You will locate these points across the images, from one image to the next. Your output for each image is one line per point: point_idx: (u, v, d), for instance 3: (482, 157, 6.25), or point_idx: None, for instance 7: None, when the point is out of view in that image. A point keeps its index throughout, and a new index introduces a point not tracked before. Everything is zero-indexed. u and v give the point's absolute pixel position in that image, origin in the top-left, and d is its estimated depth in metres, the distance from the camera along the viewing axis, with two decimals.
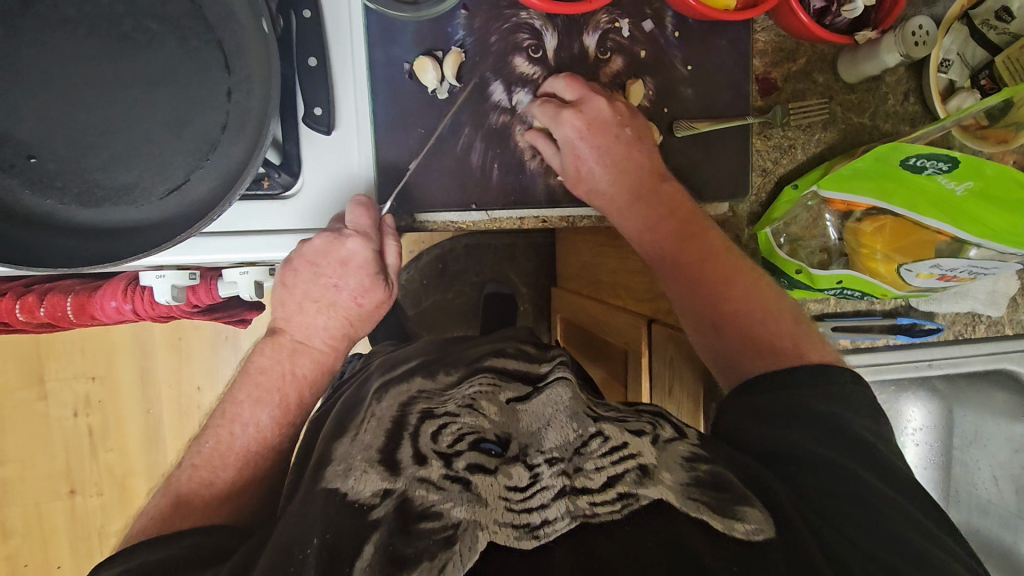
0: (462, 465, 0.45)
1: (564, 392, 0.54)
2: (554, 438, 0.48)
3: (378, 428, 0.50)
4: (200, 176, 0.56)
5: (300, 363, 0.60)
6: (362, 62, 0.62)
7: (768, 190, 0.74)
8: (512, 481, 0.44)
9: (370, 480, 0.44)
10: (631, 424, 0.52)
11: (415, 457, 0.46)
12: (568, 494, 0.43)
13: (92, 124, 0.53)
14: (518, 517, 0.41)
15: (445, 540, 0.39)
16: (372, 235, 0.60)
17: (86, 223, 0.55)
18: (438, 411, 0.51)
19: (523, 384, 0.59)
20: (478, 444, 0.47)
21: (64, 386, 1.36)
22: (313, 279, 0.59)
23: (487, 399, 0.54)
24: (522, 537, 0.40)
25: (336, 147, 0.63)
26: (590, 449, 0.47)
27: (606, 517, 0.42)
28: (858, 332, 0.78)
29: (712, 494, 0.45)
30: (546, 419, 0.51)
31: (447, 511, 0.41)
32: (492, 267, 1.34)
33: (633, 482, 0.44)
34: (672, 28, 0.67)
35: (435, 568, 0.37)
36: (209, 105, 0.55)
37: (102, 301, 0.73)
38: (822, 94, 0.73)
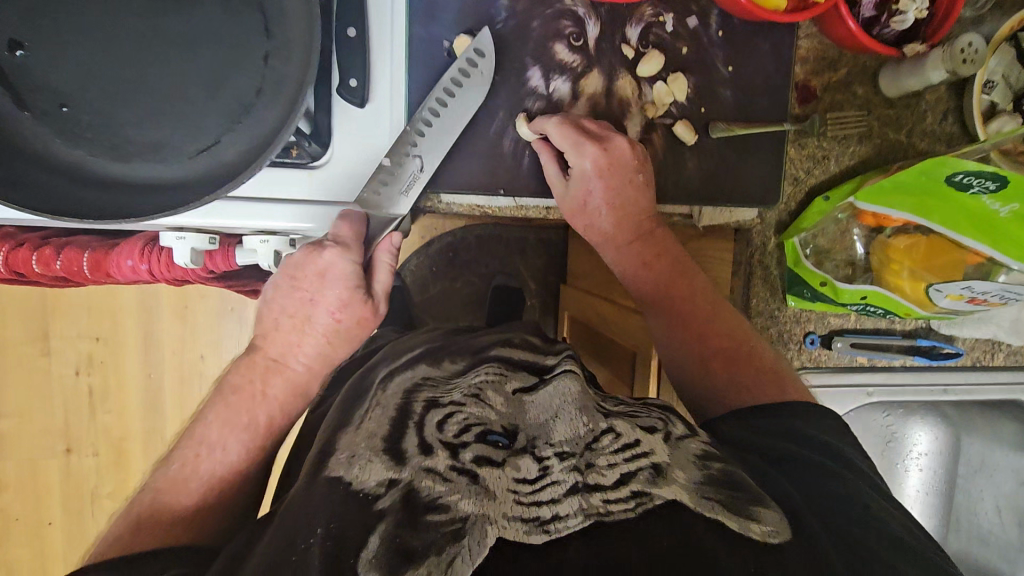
0: (468, 457, 0.45)
1: (572, 384, 0.54)
2: (564, 431, 0.48)
3: (383, 416, 0.50)
4: (231, 138, 0.55)
5: (274, 385, 0.59)
6: (401, 38, 0.62)
7: (798, 200, 0.73)
8: (520, 473, 0.44)
9: (375, 470, 0.44)
10: (641, 421, 0.52)
11: (422, 446, 0.46)
12: (580, 491, 0.42)
13: (128, 78, 0.53)
14: (526, 511, 0.41)
15: (452, 533, 0.39)
16: (354, 246, 0.59)
17: (114, 177, 0.54)
18: (444, 402, 0.51)
19: (531, 375, 0.58)
20: (485, 435, 0.47)
21: (68, 345, 1.36)
22: (291, 292, 0.59)
23: (494, 389, 0.54)
24: (532, 531, 0.40)
25: (369, 121, 0.62)
26: (601, 445, 0.47)
27: (620, 516, 0.41)
28: (875, 351, 0.77)
29: (726, 494, 0.45)
30: (555, 410, 0.51)
31: (455, 504, 0.41)
32: (502, 260, 1.33)
33: (646, 480, 0.44)
34: (717, 27, 0.66)
35: (441, 563, 0.37)
36: (247, 68, 0.55)
37: (119, 259, 0.73)
38: (860, 107, 0.72)
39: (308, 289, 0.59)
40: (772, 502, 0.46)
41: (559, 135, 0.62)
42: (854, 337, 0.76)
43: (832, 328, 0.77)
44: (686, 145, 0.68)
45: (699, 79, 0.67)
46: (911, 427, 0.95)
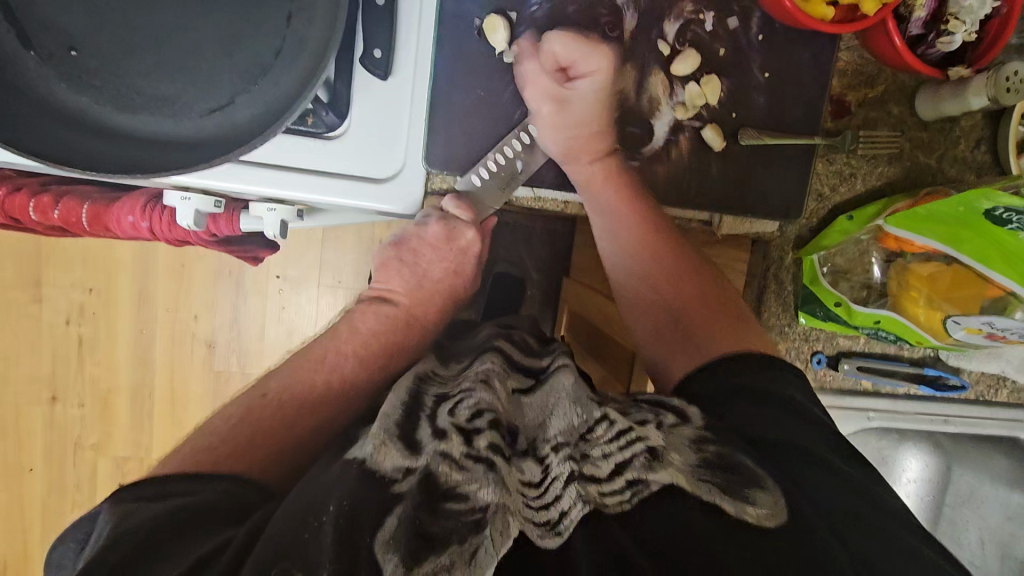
0: (483, 444, 0.44)
1: (567, 378, 0.54)
2: (558, 424, 0.49)
3: (394, 398, 0.49)
4: (245, 100, 0.53)
5: (406, 336, 0.64)
6: (430, 11, 0.59)
7: (820, 217, 0.71)
8: (526, 476, 0.45)
9: (391, 454, 0.43)
10: (632, 411, 0.52)
11: (435, 431, 0.45)
12: (577, 480, 0.44)
13: (144, 27, 0.51)
14: (536, 513, 0.42)
15: (473, 524, 0.40)
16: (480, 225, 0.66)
17: (120, 129, 0.52)
18: (454, 391, 0.50)
19: (527, 375, 0.57)
20: (496, 423, 0.46)
21: (61, 293, 1.34)
22: (436, 258, 0.66)
23: (499, 378, 0.53)
24: (545, 535, 0.41)
25: (389, 95, 0.59)
26: (597, 435, 0.48)
27: (615, 507, 0.44)
28: (880, 376, 0.76)
29: (720, 476, 0.45)
30: (550, 409, 0.51)
31: (474, 493, 0.41)
32: (508, 248, 1.31)
33: (642, 466, 0.45)
34: (756, 30, 0.64)
35: (464, 553, 0.38)
36: (268, 28, 0.52)
37: (119, 214, 0.71)
38: (894, 127, 0.70)
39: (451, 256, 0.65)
40: (768, 482, 0.46)
41: (592, 55, 0.61)
42: (861, 360, 0.75)
43: (840, 349, 0.76)
44: (713, 150, 0.66)
45: (733, 81, 0.65)
46: (904, 452, 0.95)
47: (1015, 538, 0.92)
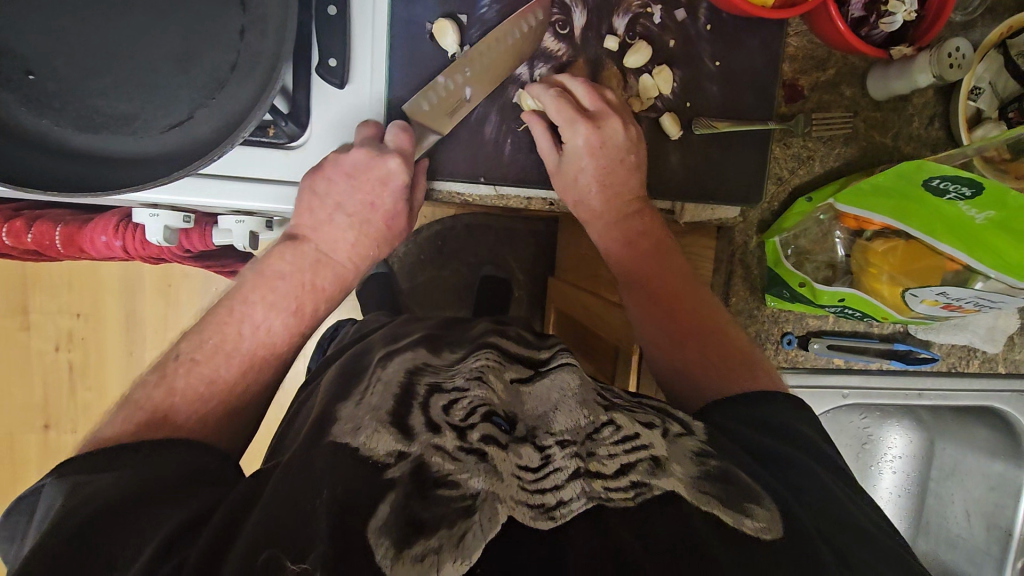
0: (476, 437, 0.44)
1: (570, 378, 0.54)
2: (563, 421, 0.48)
3: (385, 391, 0.50)
4: (205, 114, 0.54)
5: (322, 277, 0.61)
6: (381, 17, 0.60)
7: (781, 199, 0.73)
8: (523, 460, 0.44)
9: (382, 439, 0.44)
10: (640, 416, 0.52)
11: (428, 424, 0.45)
12: (583, 477, 0.43)
13: (100, 48, 0.52)
14: (532, 497, 0.42)
15: (463, 510, 0.39)
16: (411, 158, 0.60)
17: (83, 149, 0.53)
18: (448, 385, 0.51)
19: (525, 367, 0.58)
20: (491, 415, 0.47)
21: (48, 319, 1.34)
22: (350, 192, 0.59)
23: (494, 373, 0.53)
24: (538, 517, 0.40)
25: (348, 103, 0.61)
26: (602, 436, 0.47)
27: (619, 504, 0.42)
28: (852, 353, 0.78)
29: (720, 489, 0.46)
30: (553, 403, 0.50)
31: (465, 481, 0.41)
32: (491, 250, 1.32)
33: (646, 471, 0.45)
34: (705, 21, 0.66)
35: (453, 537, 0.38)
36: (222, 42, 0.53)
37: (92, 234, 0.71)
38: (847, 108, 0.71)
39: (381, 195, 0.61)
40: (766, 499, 0.47)
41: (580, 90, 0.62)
42: (831, 339, 0.77)
43: (810, 329, 0.77)
44: (669, 138, 0.68)
45: (684, 72, 0.66)
46: (886, 428, 0.96)
47: (998, 509, 0.89)
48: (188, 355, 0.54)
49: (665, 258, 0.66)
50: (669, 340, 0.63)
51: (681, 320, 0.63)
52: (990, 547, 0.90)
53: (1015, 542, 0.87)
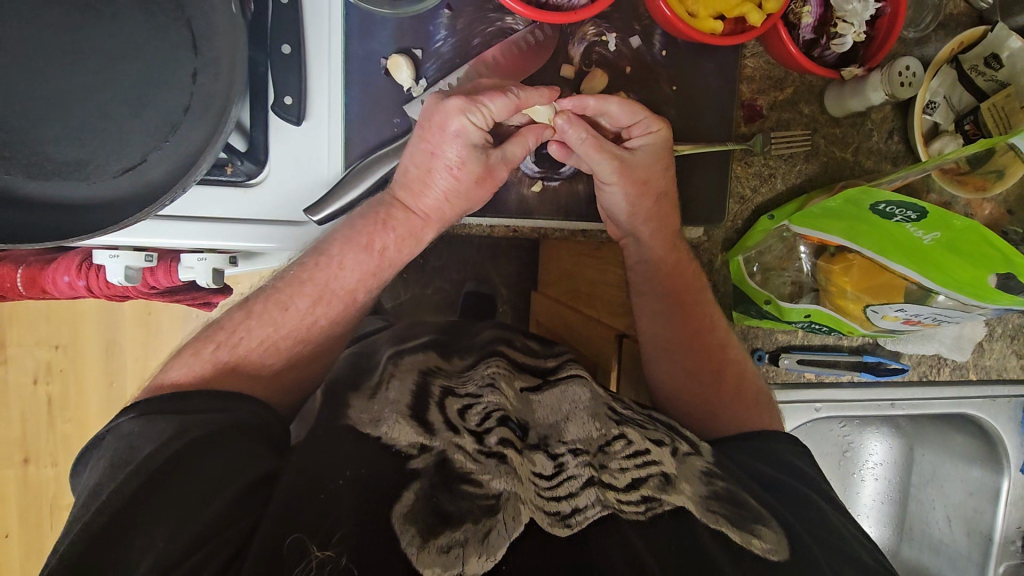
0: (495, 441, 0.49)
1: (581, 392, 0.59)
2: (576, 431, 0.53)
3: (402, 387, 0.55)
4: (158, 157, 0.54)
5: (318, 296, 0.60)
6: (337, 54, 0.60)
7: (744, 218, 0.73)
8: (538, 468, 0.49)
9: (405, 432, 0.49)
10: (651, 432, 0.56)
11: (448, 424, 0.51)
12: (596, 484, 0.47)
13: (50, 96, 0.52)
14: (548, 504, 0.45)
15: (487, 508, 0.44)
16: (474, 106, 0.55)
17: (35, 197, 0.53)
18: (462, 391, 0.56)
19: (533, 376, 0.64)
20: (505, 420, 0.52)
21: (25, 353, 1.32)
22: (417, 143, 0.57)
23: (505, 381, 0.58)
24: (556, 524, 0.44)
25: (306, 139, 0.61)
26: (614, 450, 0.51)
27: (631, 516, 0.46)
28: (824, 367, 0.78)
29: (729, 509, 0.49)
30: (564, 414, 0.56)
31: (488, 482, 0.45)
32: (473, 266, 1.32)
33: (656, 487, 0.49)
34: (660, 46, 0.66)
35: (478, 532, 0.42)
36: (175, 86, 0.53)
37: (55, 275, 0.71)
38: (806, 126, 0.72)
39: (431, 140, 0.56)
40: (772, 521, 0.50)
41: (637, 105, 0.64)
42: (801, 354, 0.77)
43: (779, 344, 0.78)
44: None
45: (642, 97, 0.67)
46: (867, 436, 0.97)
47: (977, 514, 0.89)
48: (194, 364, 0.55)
49: (692, 281, 0.69)
50: (687, 363, 0.68)
51: (698, 344, 0.68)
52: (972, 554, 0.90)
53: (995, 547, 0.87)
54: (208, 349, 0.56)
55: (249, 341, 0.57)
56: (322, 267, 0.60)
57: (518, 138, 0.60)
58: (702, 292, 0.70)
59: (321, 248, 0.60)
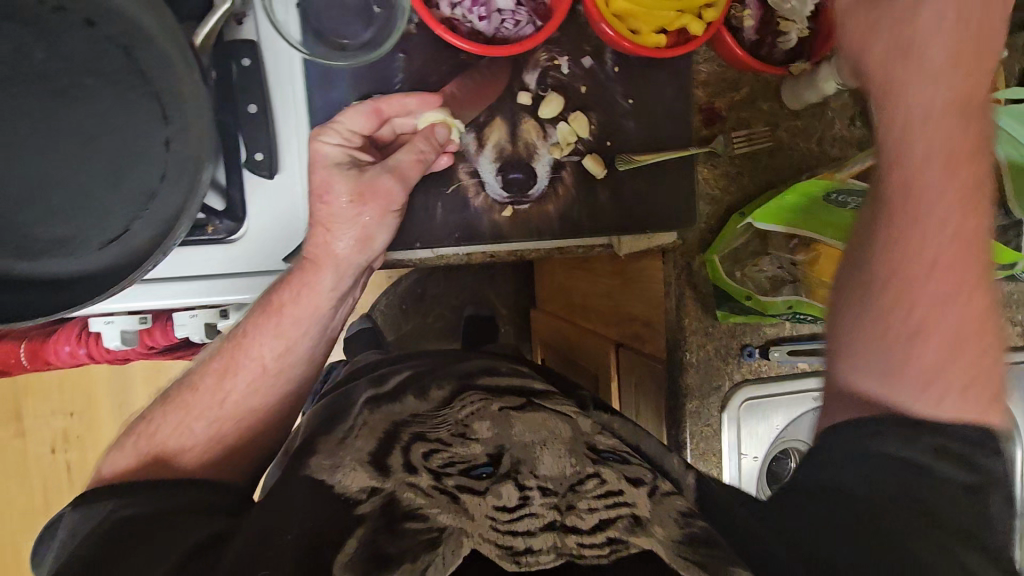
0: (451, 482, 0.50)
1: (563, 430, 0.58)
2: (549, 466, 0.52)
3: (370, 433, 0.56)
4: (139, 225, 0.56)
5: (239, 370, 0.61)
6: (302, 108, 0.63)
7: (717, 219, 0.73)
8: (501, 501, 0.48)
9: (358, 477, 0.51)
10: (631, 471, 0.54)
11: (407, 465, 0.52)
12: (557, 530, 0.46)
13: (33, 179, 0.55)
14: (502, 538, 0.45)
15: (428, 542, 0.44)
16: (348, 137, 0.60)
17: (26, 276, 0.55)
18: (432, 435, 0.56)
19: (517, 403, 0.63)
20: (471, 468, 0.51)
21: (42, 423, 1.35)
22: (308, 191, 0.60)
23: (481, 421, 0.58)
24: (504, 558, 0.44)
25: (280, 191, 0.63)
26: (585, 489, 0.50)
27: (592, 560, 0.44)
28: (816, 355, 0.78)
29: (704, 553, 0.46)
30: (544, 444, 0.55)
31: (434, 516, 0.46)
32: (470, 291, 1.33)
33: (625, 529, 0.47)
34: (612, 64, 0.69)
35: (416, 569, 0.43)
36: (149, 156, 0.56)
37: (56, 346, 0.73)
38: (767, 121, 0.73)
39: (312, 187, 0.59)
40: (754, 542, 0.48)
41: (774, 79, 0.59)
42: (791, 345, 0.77)
43: (768, 338, 0.77)
44: (596, 178, 0.70)
45: (601, 114, 0.69)
46: None
47: None
48: (148, 431, 0.59)
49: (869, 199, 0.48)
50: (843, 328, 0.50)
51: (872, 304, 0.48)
52: None
53: None
54: (130, 443, 0.58)
55: (162, 428, 0.58)
56: (232, 343, 0.61)
57: (407, 148, 0.60)
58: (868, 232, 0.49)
59: (238, 327, 0.62)
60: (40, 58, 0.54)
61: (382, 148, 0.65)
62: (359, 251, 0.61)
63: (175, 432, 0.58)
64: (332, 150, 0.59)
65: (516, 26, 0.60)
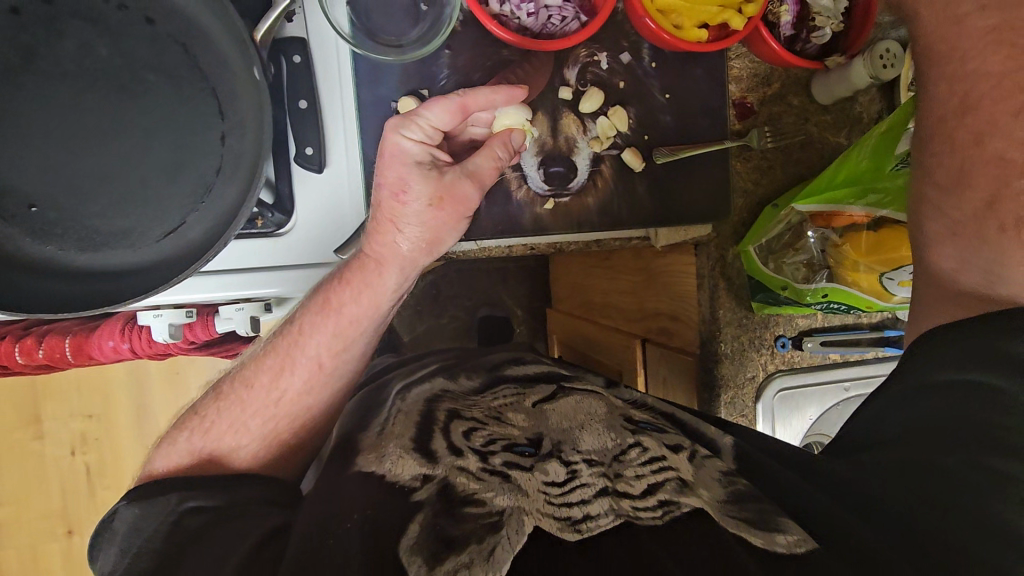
0: (498, 461, 0.51)
1: (593, 406, 0.60)
2: (591, 442, 0.54)
3: (407, 419, 0.57)
4: (196, 218, 0.57)
5: (293, 366, 0.63)
6: (349, 104, 0.64)
7: (749, 211, 0.75)
8: (550, 476, 0.49)
9: (408, 465, 0.51)
10: (668, 438, 0.56)
11: (451, 448, 0.52)
12: (610, 495, 0.48)
13: (95, 173, 0.56)
14: (559, 509, 0.46)
15: (490, 525, 0.45)
16: (432, 133, 0.56)
17: (87, 268, 0.57)
18: (467, 416, 0.58)
19: (546, 387, 0.65)
20: (511, 444, 0.53)
21: (60, 425, 1.35)
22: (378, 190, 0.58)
23: (514, 408, 0.60)
24: (564, 528, 0.45)
25: (328, 185, 0.64)
26: (629, 458, 0.52)
27: (649, 521, 0.46)
28: (848, 346, 0.78)
29: (752, 509, 0.48)
30: (580, 425, 0.57)
31: (491, 499, 0.47)
32: (487, 291, 1.35)
33: (673, 490, 0.49)
34: (650, 60, 0.70)
35: (482, 550, 0.43)
36: (206, 150, 0.57)
37: (99, 341, 0.74)
38: (798, 116, 0.74)
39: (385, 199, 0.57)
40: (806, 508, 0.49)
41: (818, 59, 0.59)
42: (823, 335, 0.78)
43: (801, 329, 0.78)
44: (635, 170, 0.71)
45: (639, 108, 0.71)
46: None
47: None
48: (202, 424, 0.62)
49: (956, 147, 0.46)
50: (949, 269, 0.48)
51: (986, 248, 0.45)
52: None
53: None
54: (184, 438, 0.61)
55: (218, 425, 0.61)
56: (287, 336, 0.63)
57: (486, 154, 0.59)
58: (962, 169, 0.46)
59: (290, 320, 0.64)
60: (103, 53, 0.55)
61: (451, 141, 0.63)
62: (420, 249, 0.60)
63: (232, 432, 0.61)
64: (413, 148, 0.56)
65: (563, 22, 0.62)
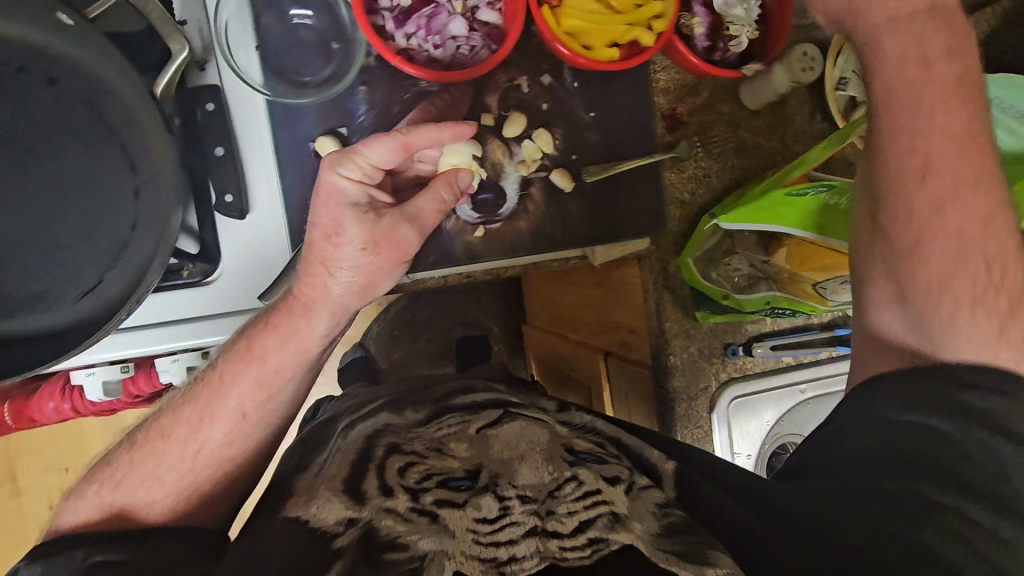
0: (429, 499, 0.49)
1: (538, 433, 0.58)
2: (528, 475, 0.51)
3: (344, 460, 0.56)
4: (112, 276, 0.56)
5: (215, 416, 0.59)
6: (269, 149, 0.64)
7: (687, 221, 0.75)
8: (481, 512, 0.47)
9: (333, 508, 0.49)
10: (609, 468, 0.53)
11: (382, 489, 0.50)
12: (538, 534, 0.45)
13: (6, 238, 0.55)
14: (484, 551, 0.44)
15: (410, 571, 0.43)
16: (372, 174, 0.58)
17: (3, 334, 0.56)
18: (406, 449, 0.56)
19: (492, 414, 0.63)
20: (446, 480, 0.51)
21: (37, 482, 1.33)
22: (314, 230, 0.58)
23: (456, 439, 0.58)
24: (488, 571, 0.43)
25: (252, 230, 0.63)
26: (564, 492, 0.48)
27: (576, 563, 0.44)
28: (800, 348, 0.79)
29: (685, 543, 0.46)
30: (520, 454, 0.54)
31: (414, 543, 0.45)
32: (459, 312, 1.33)
33: (605, 526, 0.46)
34: (571, 80, 0.70)
35: None
36: (119, 207, 0.56)
37: (40, 403, 0.73)
38: (730, 124, 0.74)
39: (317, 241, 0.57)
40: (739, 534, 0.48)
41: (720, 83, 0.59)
42: (774, 340, 0.77)
43: (752, 335, 0.78)
44: (565, 192, 0.71)
45: (564, 129, 0.71)
46: None
47: None
48: (116, 474, 0.58)
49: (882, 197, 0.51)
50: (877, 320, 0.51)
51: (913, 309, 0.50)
52: None
53: None
54: (93, 491, 0.57)
55: (129, 479, 0.57)
56: (206, 384, 0.60)
57: (428, 195, 0.59)
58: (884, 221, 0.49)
59: (212, 365, 0.61)
60: (4, 118, 0.54)
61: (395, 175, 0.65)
62: (352, 294, 0.59)
63: (141, 487, 0.57)
64: (350, 187, 0.57)
65: (471, 51, 0.63)
